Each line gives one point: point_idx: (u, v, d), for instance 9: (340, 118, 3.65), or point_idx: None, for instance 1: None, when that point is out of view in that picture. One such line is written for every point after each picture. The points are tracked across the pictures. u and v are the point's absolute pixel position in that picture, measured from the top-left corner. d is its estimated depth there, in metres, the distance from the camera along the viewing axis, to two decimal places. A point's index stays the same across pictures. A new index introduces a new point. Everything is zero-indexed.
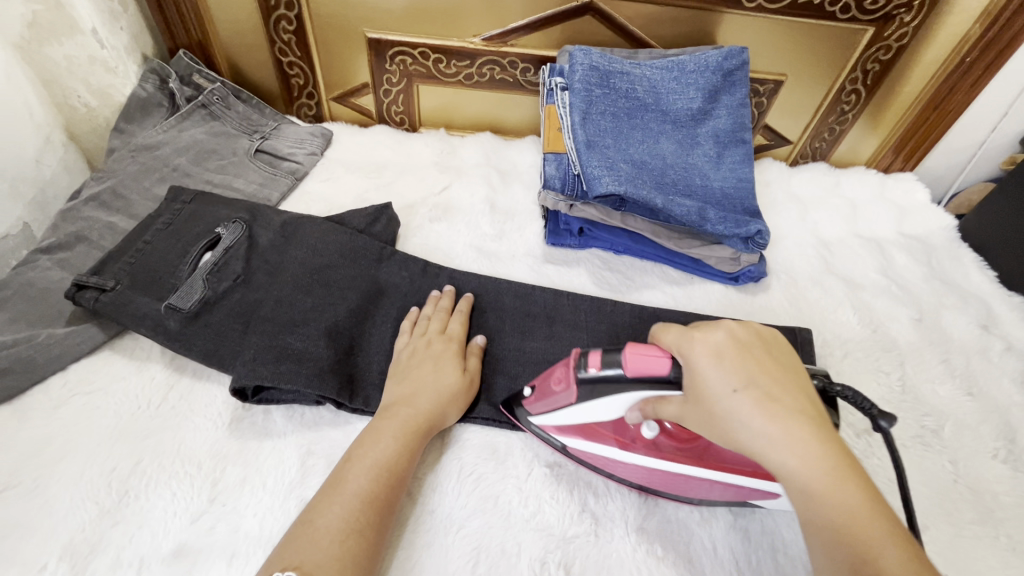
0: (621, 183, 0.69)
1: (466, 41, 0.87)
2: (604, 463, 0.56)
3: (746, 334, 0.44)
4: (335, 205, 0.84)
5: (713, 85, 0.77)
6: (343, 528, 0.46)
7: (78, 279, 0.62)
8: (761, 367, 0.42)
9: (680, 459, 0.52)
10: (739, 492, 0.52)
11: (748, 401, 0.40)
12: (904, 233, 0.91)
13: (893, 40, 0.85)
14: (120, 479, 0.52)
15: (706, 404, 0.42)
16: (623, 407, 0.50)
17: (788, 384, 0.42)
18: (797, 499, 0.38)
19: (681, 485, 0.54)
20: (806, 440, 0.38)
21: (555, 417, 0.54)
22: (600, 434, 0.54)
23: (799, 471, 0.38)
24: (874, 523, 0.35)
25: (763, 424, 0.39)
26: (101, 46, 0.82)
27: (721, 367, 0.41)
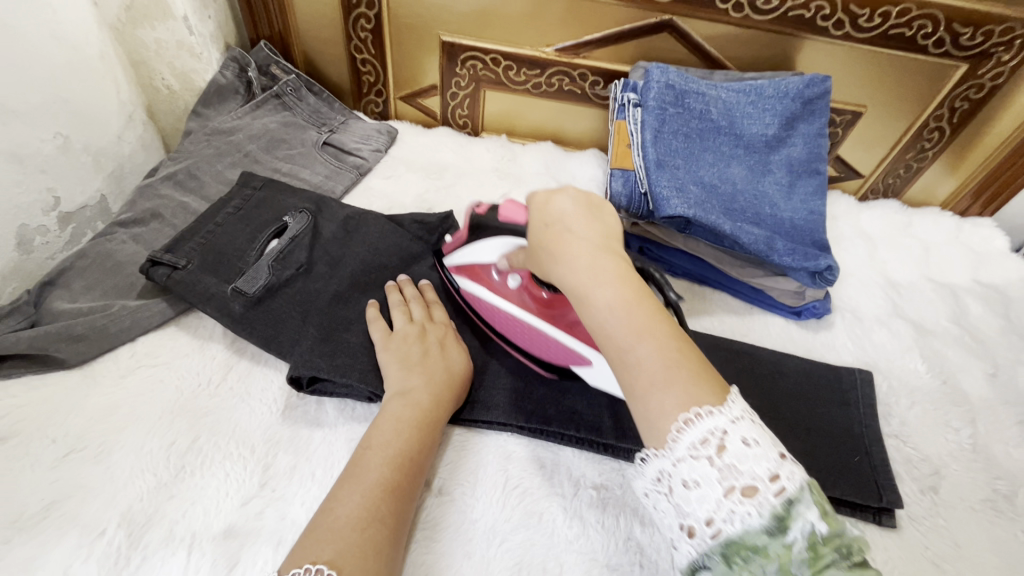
0: (690, 206, 0.68)
1: (539, 50, 0.87)
2: (478, 304, 0.66)
3: (575, 192, 0.50)
4: (395, 203, 0.85)
5: (791, 112, 0.75)
6: (364, 516, 0.45)
7: (153, 255, 0.64)
8: (575, 212, 0.48)
9: (531, 310, 0.62)
10: (565, 354, 0.61)
11: (556, 235, 0.47)
12: (980, 281, 0.86)
13: (987, 79, 0.81)
14: (178, 454, 0.53)
15: (535, 241, 0.50)
16: (496, 253, 0.61)
17: (598, 224, 0.48)
18: (583, 312, 0.44)
19: (523, 334, 0.63)
20: (602, 263, 0.44)
21: (454, 254, 0.66)
22: (481, 276, 0.65)
23: (586, 287, 0.44)
24: (639, 328, 0.41)
25: (564, 253, 0.46)
26: (190, 33, 0.86)
27: (541, 215, 0.50)
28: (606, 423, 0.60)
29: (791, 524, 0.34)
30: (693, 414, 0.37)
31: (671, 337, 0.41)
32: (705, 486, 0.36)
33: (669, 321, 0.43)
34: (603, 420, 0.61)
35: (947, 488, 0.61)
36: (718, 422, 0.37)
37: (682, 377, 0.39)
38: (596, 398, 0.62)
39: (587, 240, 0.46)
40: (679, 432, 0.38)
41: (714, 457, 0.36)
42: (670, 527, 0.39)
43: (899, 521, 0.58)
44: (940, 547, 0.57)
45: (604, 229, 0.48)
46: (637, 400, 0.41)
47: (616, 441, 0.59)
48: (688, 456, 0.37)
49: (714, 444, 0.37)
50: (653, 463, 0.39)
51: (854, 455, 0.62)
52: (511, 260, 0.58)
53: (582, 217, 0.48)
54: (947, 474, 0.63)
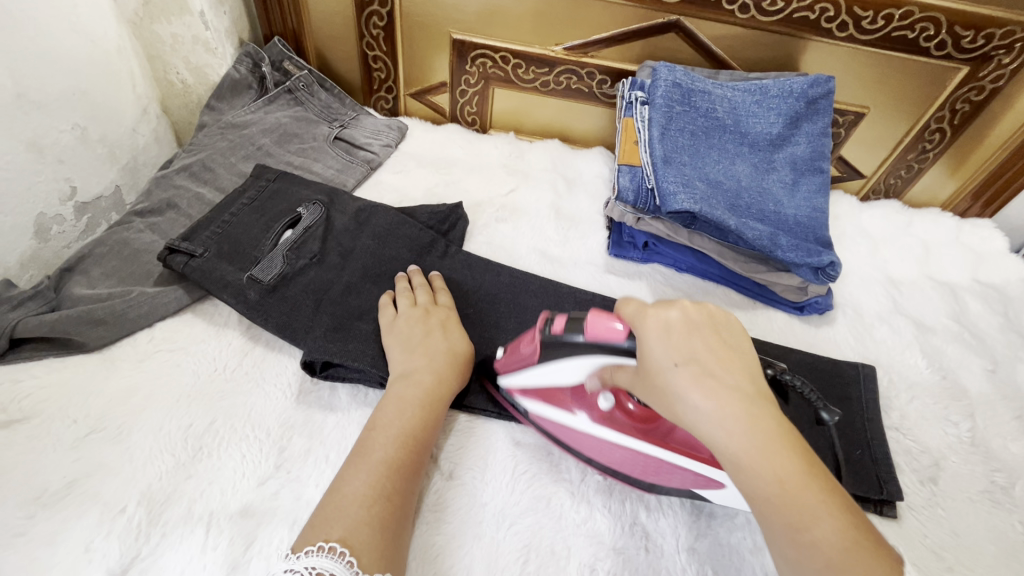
0: (696, 201, 0.69)
1: (548, 48, 0.89)
2: (561, 432, 0.57)
3: (696, 312, 0.43)
4: (405, 197, 0.86)
5: (795, 111, 0.77)
6: (370, 494, 0.47)
7: (171, 243, 0.65)
8: (708, 345, 0.41)
9: (629, 432, 0.53)
10: (679, 475, 0.52)
11: (692, 382, 0.40)
12: (979, 280, 0.87)
13: (988, 81, 0.82)
14: (195, 436, 0.55)
15: (655, 379, 0.42)
16: (582, 373, 0.52)
17: (734, 362, 0.41)
18: (735, 474, 0.39)
19: (623, 459, 0.54)
20: (755, 422, 0.38)
21: (519, 377, 0.57)
22: (559, 399, 0.57)
23: (746, 457, 0.38)
24: (808, 502, 0.37)
25: (709, 409, 0.39)
26: (206, 28, 0.87)
27: (665, 346, 0.41)
28: None
29: None
30: None
31: (840, 503, 0.37)
32: None
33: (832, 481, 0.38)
34: None
35: (946, 479, 0.63)
36: None
37: (870, 564, 0.35)
38: None
39: (733, 387, 0.40)
40: None
41: None
42: None
43: (898, 510, 0.60)
44: (939, 536, 0.58)
45: (742, 366, 0.41)
46: None
47: None
48: None
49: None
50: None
51: (854, 446, 0.63)
52: (603, 378, 0.51)
53: (716, 355, 0.41)
54: (946, 465, 0.64)
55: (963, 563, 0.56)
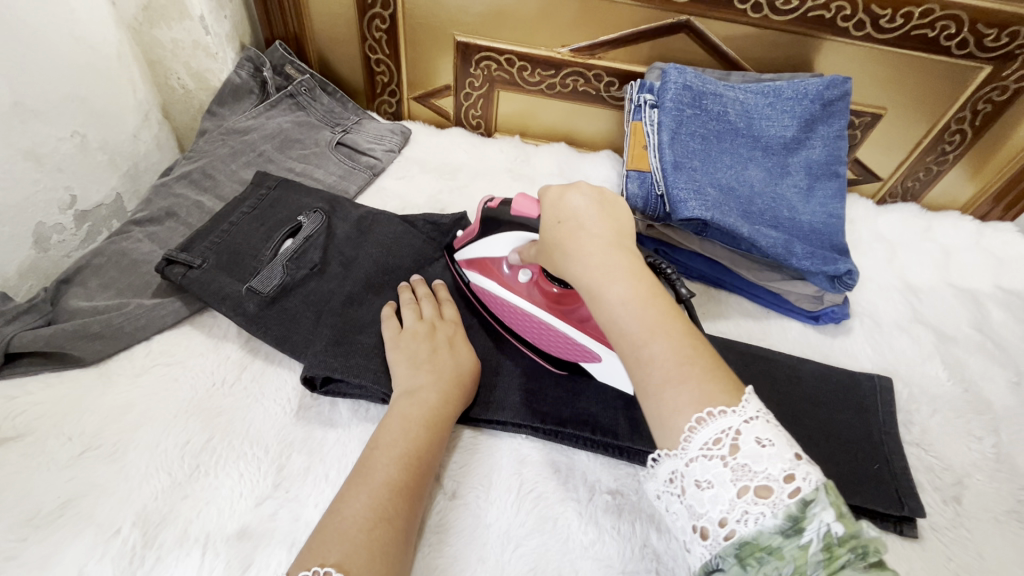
0: (708, 208, 0.67)
1: (554, 50, 0.87)
2: (487, 298, 0.66)
3: (589, 191, 0.53)
4: (409, 203, 0.85)
5: (811, 114, 0.74)
6: (371, 517, 0.45)
7: (169, 254, 0.64)
8: (588, 211, 0.51)
9: (539, 304, 0.62)
10: (574, 348, 0.60)
11: (567, 233, 0.50)
12: (1002, 287, 0.84)
13: (1012, 81, 0.79)
14: (192, 453, 0.53)
15: (546, 237, 0.53)
16: (509, 246, 0.62)
17: (610, 225, 0.51)
18: (596, 307, 0.47)
19: (528, 326, 0.63)
20: (612, 260, 0.48)
21: (466, 247, 0.67)
22: (492, 270, 0.65)
23: (599, 285, 0.47)
24: (649, 323, 0.44)
25: (576, 251, 0.49)
26: (206, 33, 0.86)
27: (554, 213, 0.52)
28: (622, 426, 0.59)
29: (806, 526, 0.35)
30: (704, 410, 0.39)
31: (682, 333, 0.44)
32: (719, 487, 0.37)
33: (680, 317, 0.45)
34: (618, 422, 0.60)
35: (970, 498, 0.60)
36: (733, 422, 0.38)
37: (695, 371, 0.42)
38: (612, 400, 0.62)
39: (605, 241, 0.49)
40: (693, 428, 0.39)
41: (728, 458, 0.38)
42: (684, 529, 0.40)
43: (920, 531, 0.57)
44: (964, 559, 0.55)
45: (615, 229, 0.51)
46: (650, 394, 0.43)
47: (632, 444, 0.58)
48: (701, 456, 0.38)
49: (726, 442, 0.38)
50: (666, 463, 0.41)
51: (873, 462, 0.61)
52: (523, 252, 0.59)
53: (593, 215, 0.51)
54: (970, 483, 0.61)
55: None
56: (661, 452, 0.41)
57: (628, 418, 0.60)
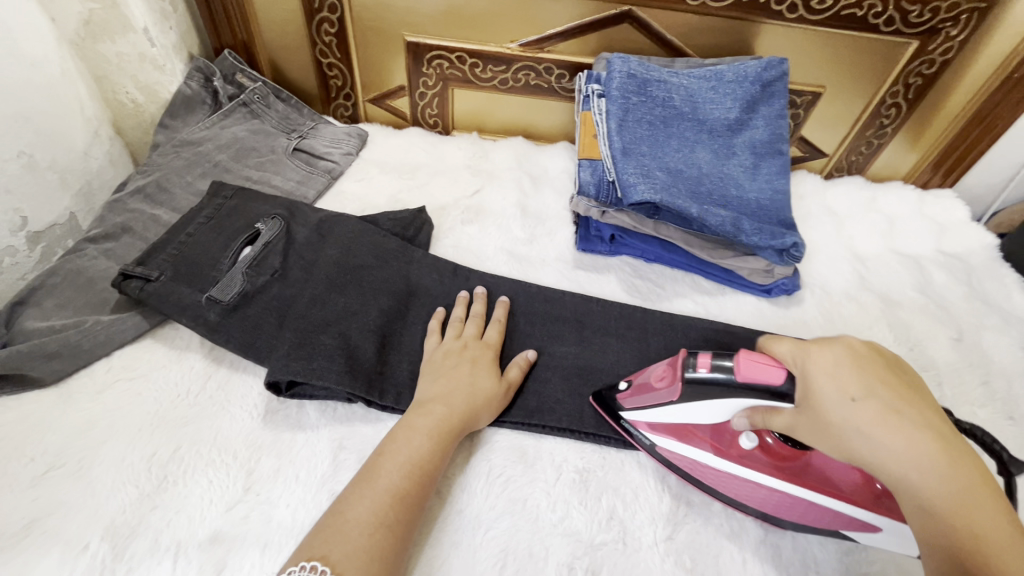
0: (657, 191, 0.69)
1: (503, 46, 0.88)
2: (692, 468, 0.56)
3: (869, 352, 0.45)
4: (369, 204, 0.85)
5: (751, 95, 0.77)
6: (372, 521, 0.45)
7: (124, 268, 0.63)
8: (883, 380, 0.43)
9: (775, 471, 0.53)
10: (832, 520, 0.51)
11: (866, 413, 0.41)
12: (943, 251, 0.89)
13: (938, 54, 0.83)
14: (160, 464, 0.54)
15: (821, 409, 0.43)
16: (730, 412, 0.51)
17: (922, 409, 0.42)
18: (916, 505, 0.39)
19: (754, 492, 0.53)
20: (936, 456, 0.39)
21: (652, 414, 0.55)
22: (693, 436, 0.56)
23: (923, 486, 0.39)
24: (998, 532, 0.37)
25: (885, 443, 0.40)
26: (151, 45, 0.86)
27: (837, 379, 0.43)
28: (587, 411, 0.62)
29: None
30: None
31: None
32: None
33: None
34: (583, 408, 0.62)
35: None
36: None
37: None
38: (576, 386, 0.64)
39: (912, 423, 0.41)
40: None
41: None
42: None
43: None
44: None
45: (928, 408, 0.43)
46: None
47: (597, 428, 0.60)
48: None
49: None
50: None
51: None
52: (755, 420, 0.49)
53: (891, 388, 0.43)
54: None
55: None
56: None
57: (592, 404, 0.62)
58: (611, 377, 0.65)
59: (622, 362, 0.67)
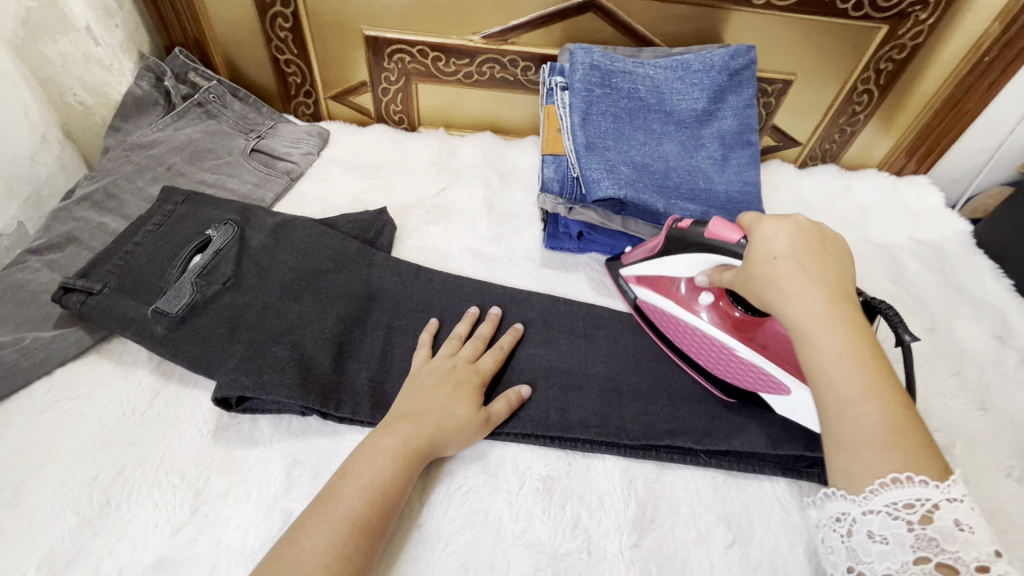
0: (622, 186, 0.67)
1: (466, 38, 0.85)
2: (659, 315, 0.66)
3: (811, 226, 0.49)
4: (330, 206, 0.83)
5: (718, 85, 0.75)
6: (329, 552, 0.43)
7: (65, 282, 0.61)
8: (809, 247, 0.47)
9: (721, 327, 0.60)
10: (756, 377, 0.58)
11: (782, 269, 0.46)
12: (916, 239, 0.88)
13: (908, 38, 0.82)
14: (102, 487, 0.51)
15: (755, 268, 0.49)
16: (692, 268, 0.59)
17: (835, 274, 0.46)
18: (802, 349, 0.44)
19: (699, 345, 0.62)
20: (835, 307, 0.44)
21: (641, 266, 0.67)
22: (666, 287, 0.64)
23: (815, 329, 0.44)
24: (864, 380, 0.41)
25: (796, 294, 0.45)
26: (96, 44, 0.82)
27: (768, 244, 0.48)
28: (552, 417, 0.60)
29: None
30: (902, 475, 0.37)
31: (897, 395, 0.41)
32: (893, 545, 0.37)
33: (901, 386, 0.41)
34: (549, 413, 0.60)
35: None
36: (932, 494, 0.36)
37: (905, 445, 0.38)
38: (541, 390, 0.62)
39: (820, 281, 0.45)
40: (881, 488, 0.38)
41: (915, 523, 0.36)
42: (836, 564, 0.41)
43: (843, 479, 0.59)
44: None
45: (840, 273, 0.47)
46: (842, 453, 0.41)
47: (563, 434, 0.59)
48: (884, 511, 0.37)
49: (920, 509, 0.36)
50: (836, 504, 0.41)
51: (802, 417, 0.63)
52: (709, 276, 0.57)
53: (813, 254, 0.47)
54: None
55: None
56: (832, 493, 0.41)
57: (558, 408, 0.60)
58: (577, 379, 0.63)
59: (590, 362, 0.65)
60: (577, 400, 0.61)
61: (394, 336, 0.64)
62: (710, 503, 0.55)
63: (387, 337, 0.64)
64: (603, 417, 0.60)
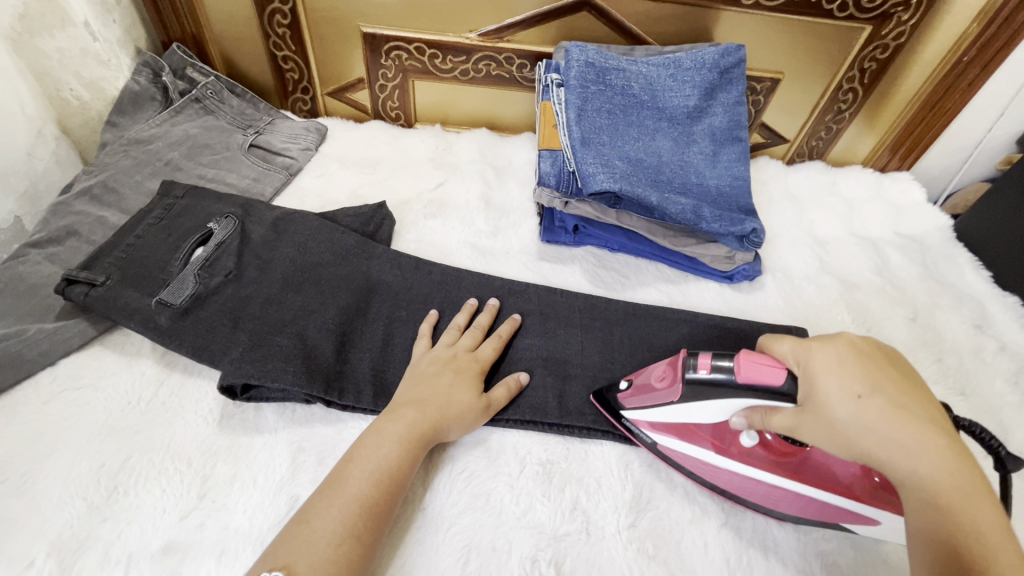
0: (616, 180, 0.69)
1: (462, 35, 0.86)
2: (694, 465, 0.56)
3: (875, 347, 0.45)
4: (329, 200, 0.84)
5: (709, 82, 0.77)
6: (339, 532, 0.44)
7: (68, 274, 0.61)
8: (890, 377, 0.42)
9: (776, 469, 0.52)
10: (833, 513, 0.52)
11: (877, 410, 0.41)
12: (900, 233, 0.91)
13: (891, 38, 0.84)
14: (109, 474, 0.52)
15: (835, 410, 0.42)
16: (729, 411, 0.50)
17: (925, 406, 0.42)
18: (928, 511, 0.38)
19: (756, 490, 0.54)
20: (954, 460, 0.39)
21: (655, 413, 0.55)
22: (694, 434, 0.55)
23: (944, 487, 0.38)
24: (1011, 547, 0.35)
25: (903, 442, 0.40)
26: (94, 39, 0.83)
27: (841, 378, 0.42)
28: (550, 402, 0.61)
29: None
30: None
31: None
32: None
33: None
34: (547, 399, 0.62)
35: None
36: None
37: None
38: (540, 378, 0.63)
39: (921, 419, 0.40)
40: None
41: None
42: None
43: None
44: None
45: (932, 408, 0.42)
46: None
47: (561, 419, 0.60)
48: None
49: None
50: None
51: None
52: (753, 419, 0.48)
53: (897, 386, 0.42)
54: None
55: None
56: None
57: (556, 395, 0.62)
58: (574, 368, 0.65)
59: (587, 352, 0.67)
60: (574, 388, 0.63)
61: (394, 326, 0.65)
62: (703, 485, 0.57)
63: (388, 328, 0.65)
64: (599, 404, 0.62)
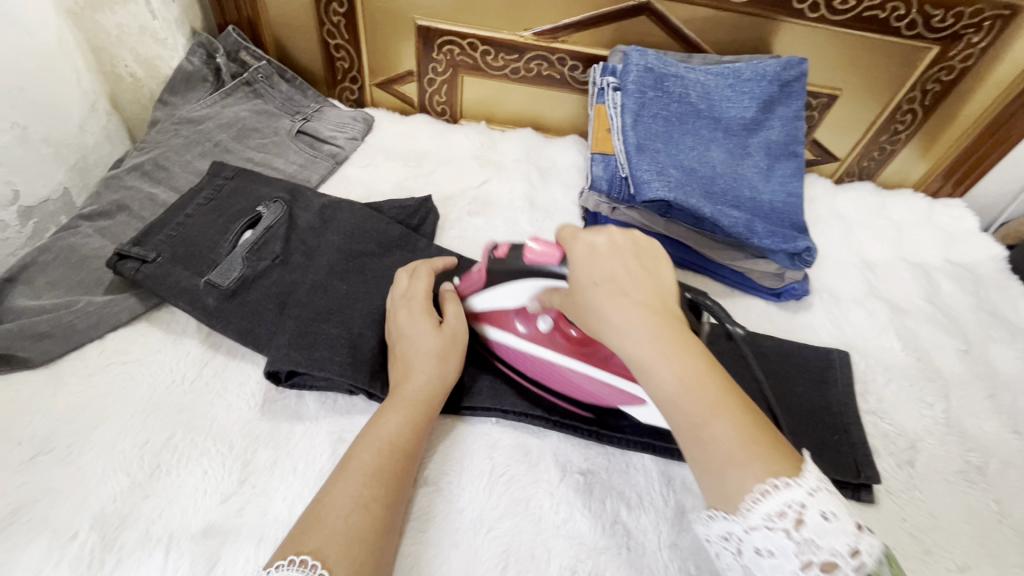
0: (671, 189, 0.68)
1: (516, 34, 0.86)
2: (506, 352, 0.61)
3: (625, 239, 0.45)
4: (374, 191, 0.84)
5: (768, 94, 0.75)
6: (349, 503, 0.44)
7: (120, 249, 0.61)
8: (628, 268, 0.43)
9: (564, 352, 0.58)
10: (608, 394, 0.58)
11: (607, 294, 0.42)
12: (951, 260, 0.88)
13: (958, 61, 0.82)
14: (152, 452, 0.52)
15: (580, 298, 0.44)
16: (523, 296, 0.55)
17: (652, 284, 0.43)
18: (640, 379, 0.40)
19: (552, 373, 0.60)
20: (660, 328, 0.40)
21: (474, 303, 0.60)
22: (505, 320, 0.60)
23: (649, 358, 0.39)
24: (708, 399, 0.38)
25: (620, 321, 0.41)
26: (153, 17, 0.82)
27: (588, 269, 0.44)
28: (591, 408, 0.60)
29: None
30: (770, 486, 0.35)
31: (747, 412, 0.38)
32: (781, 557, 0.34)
33: (736, 390, 0.39)
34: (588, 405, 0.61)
35: (923, 461, 0.63)
36: (797, 495, 0.34)
37: (760, 452, 0.36)
38: None
39: (639, 299, 0.41)
40: (754, 503, 0.35)
41: (791, 531, 0.34)
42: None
43: (876, 494, 0.59)
44: (918, 519, 0.58)
45: (656, 281, 0.43)
46: (710, 474, 0.37)
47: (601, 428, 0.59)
48: (762, 527, 0.35)
49: (791, 516, 0.34)
50: (720, 523, 0.37)
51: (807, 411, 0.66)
52: (543, 301, 0.53)
53: (629, 269, 0.43)
54: (923, 447, 0.64)
55: (940, 545, 0.56)
56: (714, 514, 0.37)
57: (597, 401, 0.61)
58: None
59: None
60: None
61: None
62: None
63: None
64: None
